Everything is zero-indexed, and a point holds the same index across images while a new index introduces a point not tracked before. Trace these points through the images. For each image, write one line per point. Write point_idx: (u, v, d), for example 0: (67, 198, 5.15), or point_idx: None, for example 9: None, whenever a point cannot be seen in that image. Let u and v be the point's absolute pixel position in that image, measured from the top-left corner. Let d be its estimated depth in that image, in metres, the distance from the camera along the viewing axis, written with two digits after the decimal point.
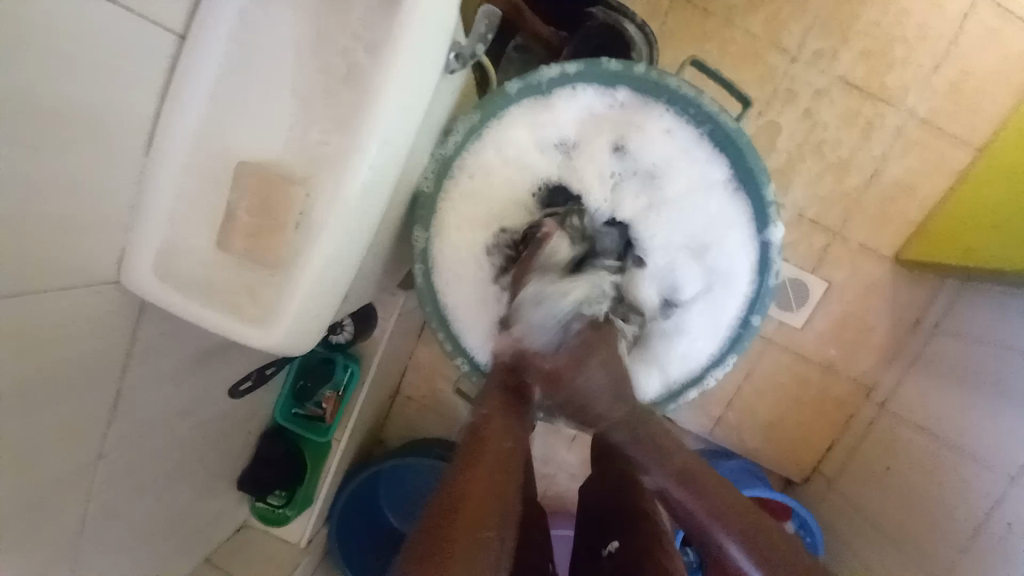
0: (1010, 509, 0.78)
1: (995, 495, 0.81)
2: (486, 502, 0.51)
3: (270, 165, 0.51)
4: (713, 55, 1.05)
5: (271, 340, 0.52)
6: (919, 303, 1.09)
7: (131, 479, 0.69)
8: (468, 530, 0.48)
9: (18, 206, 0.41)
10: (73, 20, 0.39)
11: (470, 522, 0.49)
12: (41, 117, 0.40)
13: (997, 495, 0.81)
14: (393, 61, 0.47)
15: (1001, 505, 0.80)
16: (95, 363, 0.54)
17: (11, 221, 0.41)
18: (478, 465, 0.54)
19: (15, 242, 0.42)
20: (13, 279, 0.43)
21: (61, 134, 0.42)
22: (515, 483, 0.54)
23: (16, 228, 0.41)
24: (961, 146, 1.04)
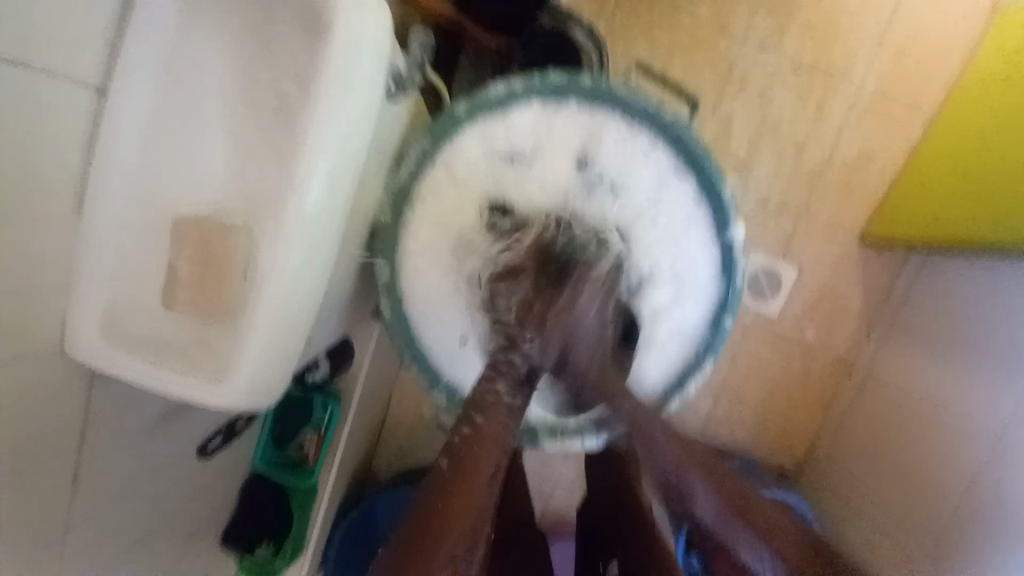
0: (995, 476, 0.79)
1: (979, 464, 0.82)
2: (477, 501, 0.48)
3: (208, 216, 0.49)
4: (661, 53, 1.06)
5: (231, 395, 0.50)
6: (890, 274, 1.10)
7: (98, 555, 0.65)
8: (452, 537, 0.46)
9: None
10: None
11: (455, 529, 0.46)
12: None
13: (981, 465, 0.81)
14: (326, 88, 0.45)
15: (982, 475, 0.81)
16: (48, 440, 0.51)
17: None
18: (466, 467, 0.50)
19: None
20: None
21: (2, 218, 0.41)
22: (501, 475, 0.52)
23: None
24: (912, 119, 1.07)
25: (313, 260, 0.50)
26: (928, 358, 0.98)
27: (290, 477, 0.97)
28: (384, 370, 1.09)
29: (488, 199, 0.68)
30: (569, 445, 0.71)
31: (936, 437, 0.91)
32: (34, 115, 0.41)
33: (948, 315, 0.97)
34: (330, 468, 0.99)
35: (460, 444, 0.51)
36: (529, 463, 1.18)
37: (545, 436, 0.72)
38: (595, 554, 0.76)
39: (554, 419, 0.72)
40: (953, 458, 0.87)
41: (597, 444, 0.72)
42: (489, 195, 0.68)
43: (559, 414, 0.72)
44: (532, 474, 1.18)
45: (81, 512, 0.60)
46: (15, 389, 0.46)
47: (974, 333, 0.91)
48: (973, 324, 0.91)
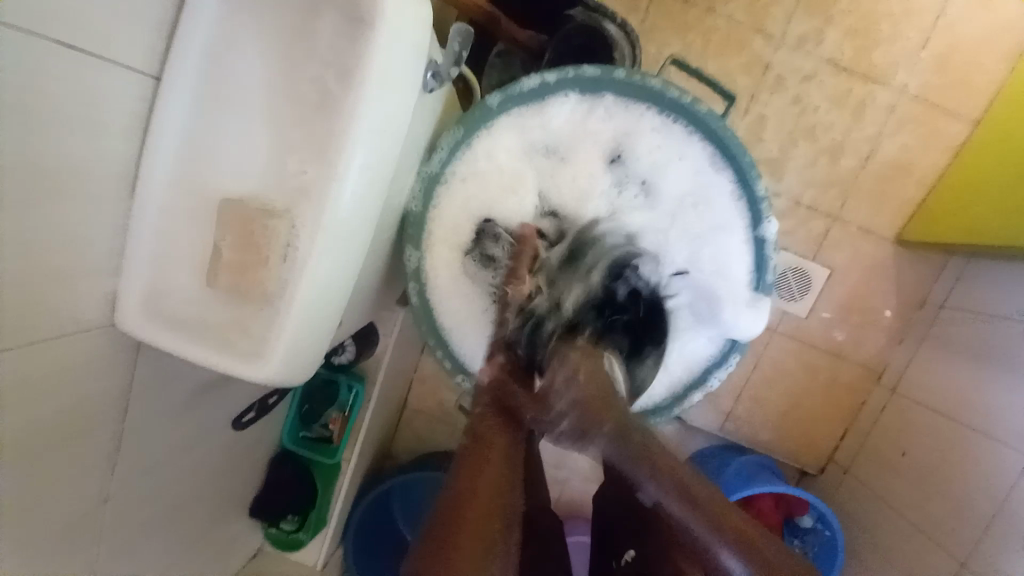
0: None
1: (1014, 475, 0.78)
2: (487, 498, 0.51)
3: (251, 198, 0.52)
4: (694, 48, 1.04)
5: (262, 373, 0.52)
6: (926, 281, 1.07)
7: (134, 520, 0.68)
8: (475, 526, 0.48)
9: (23, 263, 0.43)
10: (52, 83, 0.40)
11: (477, 519, 0.49)
12: (27, 176, 0.41)
13: (1016, 475, 0.78)
14: (364, 82, 0.46)
15: (1018, 486, 0.77)
16: (91, 411, 0.55)
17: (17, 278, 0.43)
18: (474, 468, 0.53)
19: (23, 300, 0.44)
20: (22, 336, 0.45)
21: (50, 193, 0.43)
22: (514, 478, 0.55)
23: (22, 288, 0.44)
24: (957, 120, 1.03)
25: (345, 246, 0.52)
26: (966, 366, 0.93)
27: (315, 455, 1.00)
28: (406, 357, 1.12)
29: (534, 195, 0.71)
30: None
31: (965, 446, 0.88)
32: (83, 97, 0.43)
33: (993, 318, 0.91)
34: (352, 446, 1.02)
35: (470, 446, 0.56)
36: (545, 455, 1.19)
37: None
38: (612, 544, 0.77)
39: None
40: (981, 467, 0.83)
41: None
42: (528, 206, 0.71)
43: None
44: (548, 465, 1.19)
45: (120, 482, 0.63)
46: (65, 358, 0.50)
47: (1009, 339, 0.86)
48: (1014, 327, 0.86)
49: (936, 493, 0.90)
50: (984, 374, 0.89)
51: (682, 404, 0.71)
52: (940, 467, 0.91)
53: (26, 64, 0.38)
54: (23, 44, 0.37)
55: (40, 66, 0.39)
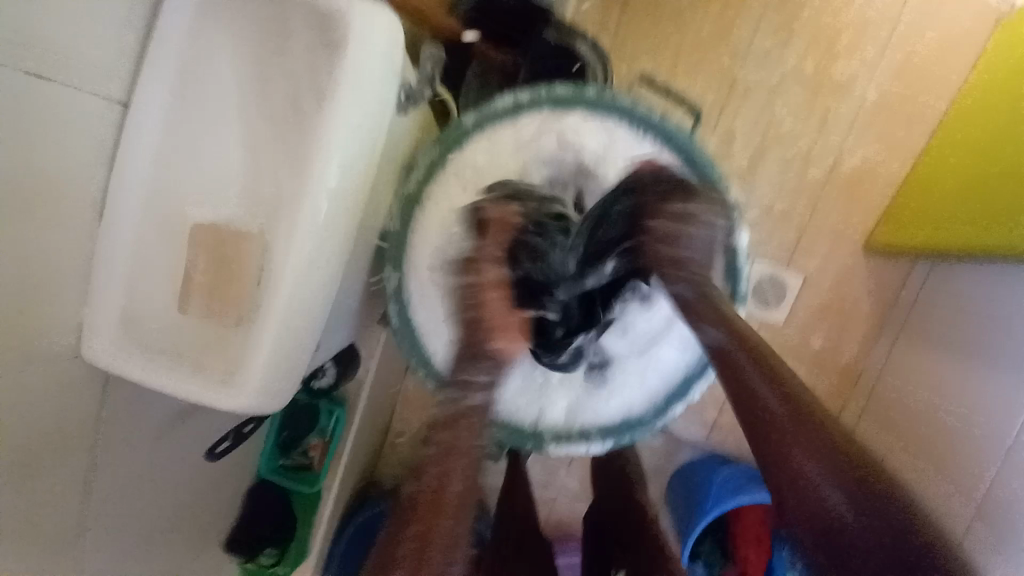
0: (1010, 480, 0.75)
1: (995, 466, 0.78)
2: (432, 540, 0.50)
3: (225, 224, 0.51)
4: (663, 66, 1.08)
5: (240, 401, 0.51)
6: (895, 285, 1.10)
7: (105, 562, 0.65)
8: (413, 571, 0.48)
9: None
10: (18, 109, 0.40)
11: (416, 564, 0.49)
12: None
13: (997, 467, 0.78)
14: (340, 102, 0.46)
15: (1000, 477, 0.77)
16: (60, 449, 0.52)
17: None
18: (425, 499, 0.52)
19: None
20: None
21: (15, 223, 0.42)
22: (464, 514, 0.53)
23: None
24: (913, 131, 1.08)
25: (323, 266, 0.51)
26: (948, 364, 0.93)
27: (295, 484, 0.97)
28: (388, 377, 1.10)
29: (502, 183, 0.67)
30: (575, 450, 0.72)
31: (949, 441, 0.88)
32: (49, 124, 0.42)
33: (966, 316, 0.92)
34: (334, 474, 0.99)
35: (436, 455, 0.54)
36: (533, 472, 1.17)
37: (551, 442, 0.72)
38: (605, 559, 0.75)
39: (560, 424, 0.73)
40: (965, 459, 0.84)
41: (601, 448, 0.73)
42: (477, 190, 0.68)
43: (564, 419, 0.73)
44: (537, 483, 1.17)
45: (94, 521, 0.60)
46: (29, 395, 0.47)
47: (980, 333, 0.88)
48: (997, 331, 0.84)
49: (935, 488, 0.88)
50: (970, 370, 0.87)
51: (664, 417, 0.72)
52: (936, 458, 0.89)
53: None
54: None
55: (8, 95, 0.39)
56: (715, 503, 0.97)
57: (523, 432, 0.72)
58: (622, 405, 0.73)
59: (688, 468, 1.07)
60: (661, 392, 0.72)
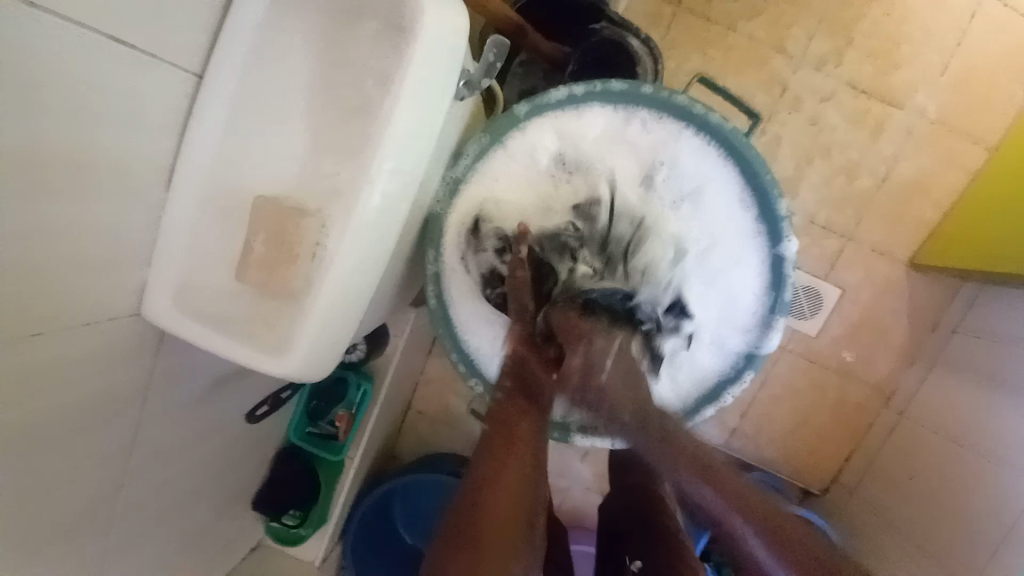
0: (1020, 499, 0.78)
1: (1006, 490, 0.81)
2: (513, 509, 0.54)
3: (285, 198, 0.52)
4: (714, 63, 1.05)
5: (284, 369, 0.53)
6: (938, 304, 1.07)
7: (145, 506, 0.69)
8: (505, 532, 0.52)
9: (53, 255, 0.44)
10: (92, 75, 0.41)
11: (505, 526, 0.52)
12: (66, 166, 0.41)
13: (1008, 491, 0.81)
14: (402, 89, 0.47)
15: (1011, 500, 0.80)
16: (111, 401, 0.56)
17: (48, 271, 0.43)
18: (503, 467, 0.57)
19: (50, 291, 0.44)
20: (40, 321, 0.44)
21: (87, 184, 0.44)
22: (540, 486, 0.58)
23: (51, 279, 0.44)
24: (973, 145, 1.03)
25: (373, 245, 0.53)
26: (984, 394, 0.92)
27: (318, 451, 1.01)
28: (415, 357, 1.13)
29: (518, 185, 0.70)
30: (599, 444, 0.72)
31: (961, 465, 0.91)
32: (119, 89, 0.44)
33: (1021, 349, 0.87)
34: (358, 444, 1.03)
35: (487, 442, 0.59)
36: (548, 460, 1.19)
37: (577, 433, 0.73)
38: (619, 549, 0.77)
39: (588, 416, 0.73)
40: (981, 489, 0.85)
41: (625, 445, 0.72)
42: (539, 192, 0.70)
43: None
44: (551, 472, 1.19)
45: (136, 466, 0.64)
46: (90, 345, 0.50)
47: (1012, 363, 0.89)
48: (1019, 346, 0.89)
49: (943, 512, 0.91)
50: (997, 403, 0.88)
51: (693, 417, 0.71)
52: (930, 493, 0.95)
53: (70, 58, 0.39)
54: (73, 36, 0.38)
55: (97, 60, 0.41)
56: None
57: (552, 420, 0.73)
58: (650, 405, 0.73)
59: None
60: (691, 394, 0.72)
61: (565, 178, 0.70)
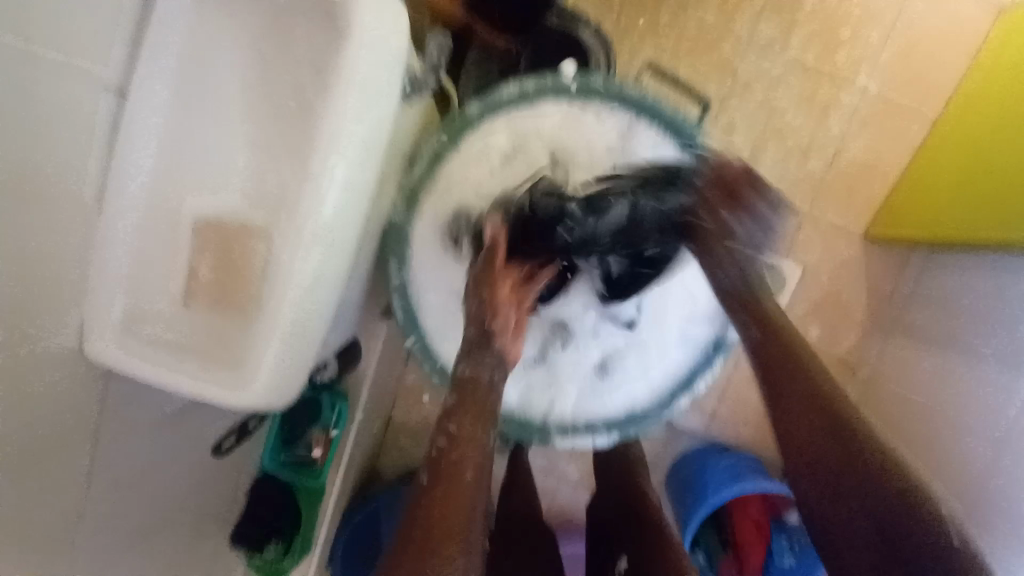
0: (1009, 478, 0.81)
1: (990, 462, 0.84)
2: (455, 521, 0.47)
3: (229, 216, 0.50)
4: (666, 52, 1.06)
5: (243, 398, 0.51)
6: (894, 273, 1.11)
7: (108, 556, 0.64)
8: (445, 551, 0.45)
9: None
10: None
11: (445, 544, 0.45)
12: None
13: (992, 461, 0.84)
14: (347, 94, 0.46)
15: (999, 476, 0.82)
16: (55, 449, 0.51)
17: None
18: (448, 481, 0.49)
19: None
20: None
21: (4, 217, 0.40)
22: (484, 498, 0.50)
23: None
24: (914, 119, 1.08)
25: (331, 257, 0.51)
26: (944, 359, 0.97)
27: (296, 477, 0.97)
28: (390, 368, 1.10)
29: (478, 187, 0.68)
30: (580, 443, 0.72)
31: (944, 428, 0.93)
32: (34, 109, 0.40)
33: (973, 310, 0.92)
34: (338, 463, 1.01)
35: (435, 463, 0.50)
36: (534, 461, 1.18)
37: (557, 435, 0.72)
38: (608, 545, 0.77)
39: (567, 417, 0.73)
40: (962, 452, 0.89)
41: (606, 442, 0.73)
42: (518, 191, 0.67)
43: (572, 412, 0.73)
44: (538, 472, 1.18)
45: (93, 516, 0.60)
46: (25, 392, 0.46)
47: (983, 328, 0.89)
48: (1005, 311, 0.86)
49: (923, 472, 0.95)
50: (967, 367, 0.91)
51: (669, 408, 0.72)
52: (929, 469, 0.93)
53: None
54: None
55: (9, 72, 0.38)
56: (715, 490, 0.98)
57: (532, 425, 0.72)
58: (626, 400, 0.73)
59: (690, 457, 1.08)
60: (665, 386, 0.72)
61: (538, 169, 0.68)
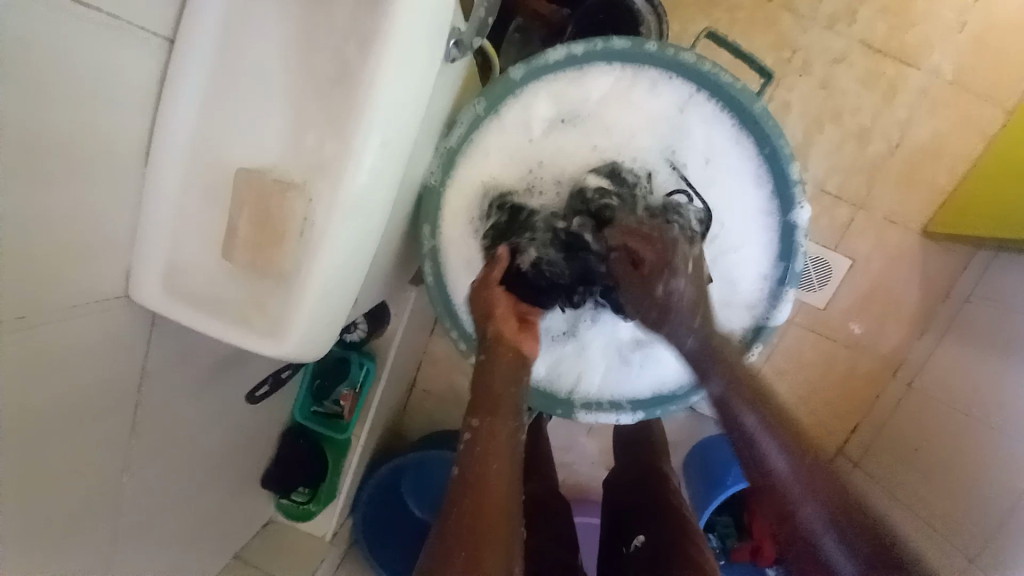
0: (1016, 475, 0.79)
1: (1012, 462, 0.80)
2: (490, 517, 0.52)
3: (268, 171, 0.50)
4: (722, 23, 0.99)
5: (280, 351, 0.52)
6: (951, 273, 1.03)
7: (151, 490, 0.69)
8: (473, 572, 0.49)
9: (27, 242, 0.42)
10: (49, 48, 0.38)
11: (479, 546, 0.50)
12: (31, 145, 0.39)
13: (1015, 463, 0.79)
14: (386, 48, 0.44)
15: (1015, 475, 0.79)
16: (108, 390, 0.55)
17: (25, 257, 0.42)
18: (476, 483, 0.53)
19: (25, 280, 0.42)
20: (18, 309, 0.43)
21: (58, 166, 0.42)
22: (515, 481, 0.56)
23: (27, 268, 0.42)
24: (994, 105, 0.98)
25: (366, 216, 0.50)
26: (991, 364, 0.90)
27: (325, 430, 1.01)
28: (415, 335, 1.12)
29: (521, 159, 0.67)
30: (604, 419, 0.71)
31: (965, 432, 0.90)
32: (85, 60, 0.41)
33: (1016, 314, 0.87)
34: (363, 421, 1.03)
35: (470, 444, 0.56)
36: (552, 436, 1.19)
37: (580, 409, 0.71)
38: (625, 525, 0.76)
39: (593, 392, 0.72)
40: (976, 455, 0.87)
41: (630, 420, 0.71)
42: (560, 187, 0.67)
43: (599, 387, 0.72)
44: (556, 447, 1.19)
45: (138, 452, 0.64)
46: (81, 334, 0.49)
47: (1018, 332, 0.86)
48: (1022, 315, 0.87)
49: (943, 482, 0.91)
50: (1002, 369, 0.87)
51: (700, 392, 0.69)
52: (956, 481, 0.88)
53: (29, 24, 0.36)
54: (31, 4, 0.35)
55: (72, 24, 0.39)
56: (736, 479, 0.97)
57: (557, 396, 0.72)
58: (654, 381, 0.72)
59: (710, 444, 1.05)
60: (697, 371, 0.70)
61: (579, 145, 0.67)
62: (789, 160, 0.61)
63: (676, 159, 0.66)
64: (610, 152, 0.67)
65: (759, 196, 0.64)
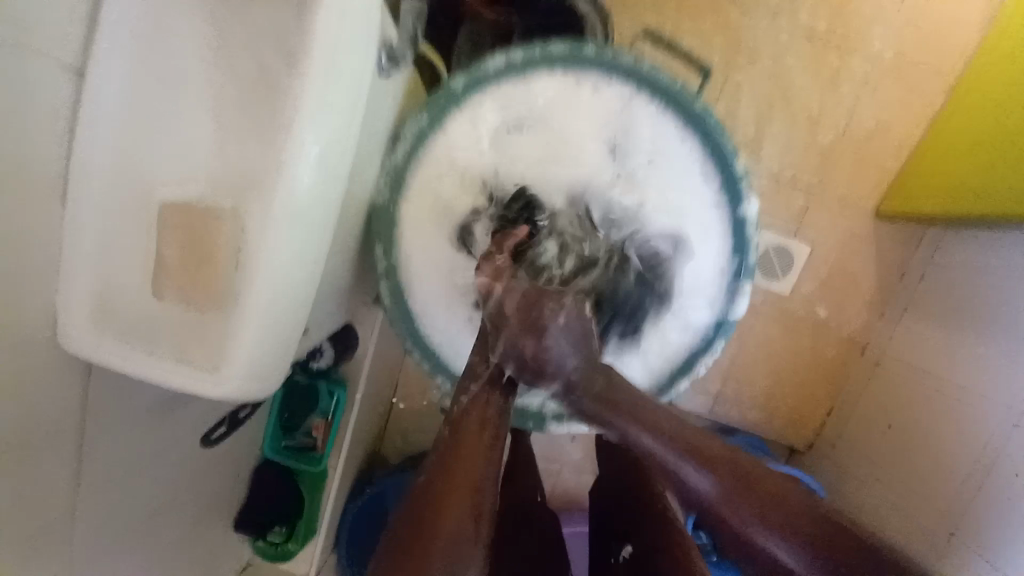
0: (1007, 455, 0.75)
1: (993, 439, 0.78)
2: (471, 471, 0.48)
3: (195, 202, 0.47)
4: (667, 21, 1.01)
5: (222, 389, 0.49)
6: (905, 251, 1.07)
7: (105, 543, 0.65)
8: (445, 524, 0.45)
9: None
10: None
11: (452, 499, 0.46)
12: None
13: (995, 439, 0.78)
14: (308, 62, 0.43)
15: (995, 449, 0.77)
16: (41, 443, 0.51)
17: None
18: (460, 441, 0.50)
19: None
20: None
21: None
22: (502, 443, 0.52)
23: None
24: (930, 88, 1.02)
25: (307, 240, 0.48)
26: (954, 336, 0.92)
27: (298, 464, 0.97)
28: (387, 356, 1.09)
29: (471, 169, 0.66)
30: (576, 429, 0.70)
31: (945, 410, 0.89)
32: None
33: None
34: (338, 451, 0.99)
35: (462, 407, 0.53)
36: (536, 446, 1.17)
37: (552, 421, 0.70)
38: (612, 534, 0.75)
39: None
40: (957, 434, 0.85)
41: None
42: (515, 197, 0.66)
43: None
44: (541, 457, 1.18)
45: (86, 505, 0.59)
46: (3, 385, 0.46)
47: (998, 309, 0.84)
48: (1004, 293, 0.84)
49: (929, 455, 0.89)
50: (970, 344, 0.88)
51: (668, 392, 0.69)
52: (942, 451, 0.87)
53: None
54: None
55: None
56: None
57: (529, 408, 0.70)
58: None
59: None
60: (664, 371, 0.69)
61: (528, 152, 0.66)
62: (733, 155, 0.62)
63: (625, 160, 0.66)
64: (561, 158, 0.66)
65: (708, 191, 0.65)
